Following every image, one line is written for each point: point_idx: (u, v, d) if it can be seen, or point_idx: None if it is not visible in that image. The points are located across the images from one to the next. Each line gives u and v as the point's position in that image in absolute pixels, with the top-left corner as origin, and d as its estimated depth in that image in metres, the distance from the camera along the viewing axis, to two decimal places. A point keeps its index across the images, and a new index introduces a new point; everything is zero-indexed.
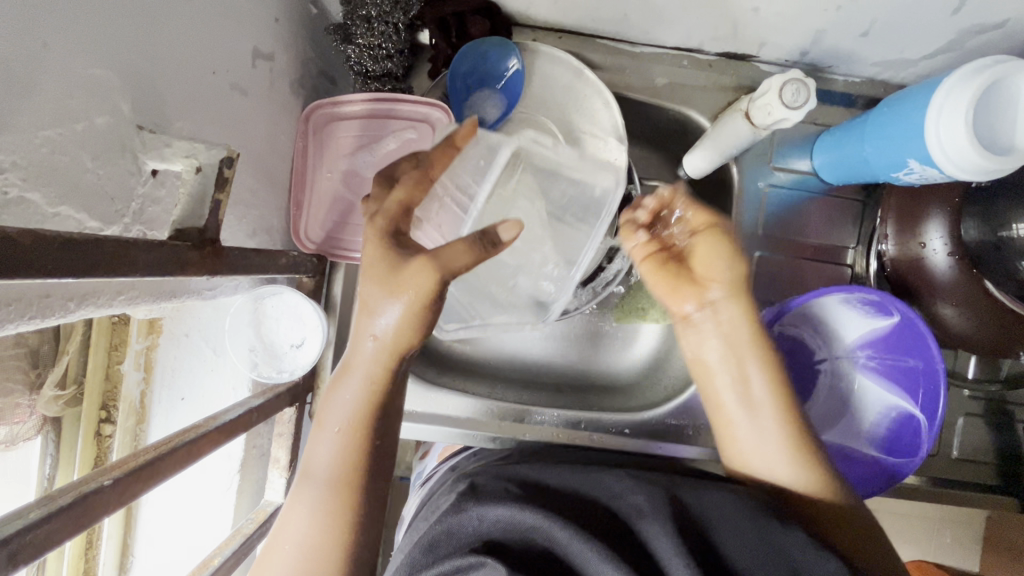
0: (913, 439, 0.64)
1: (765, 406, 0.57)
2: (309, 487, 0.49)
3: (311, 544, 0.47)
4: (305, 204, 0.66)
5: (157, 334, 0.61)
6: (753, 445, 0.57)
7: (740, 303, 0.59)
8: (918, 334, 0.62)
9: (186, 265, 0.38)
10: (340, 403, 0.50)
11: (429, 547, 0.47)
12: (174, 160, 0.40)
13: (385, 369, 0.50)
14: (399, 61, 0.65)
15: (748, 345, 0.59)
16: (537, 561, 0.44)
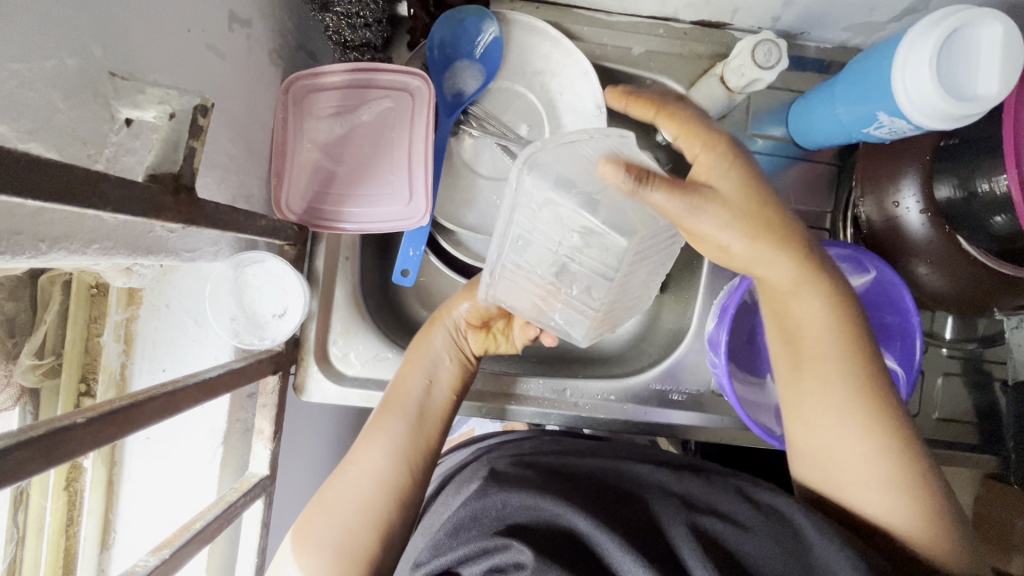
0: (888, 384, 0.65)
1: (828, 377, 0.52)
2: (394, 423, 0.58)
3: (366, 495, 0.53)
4: (285, 175, 0.66)
5: (137, 305, 0.61)
6: (808, 417, 0.53)
7: (790, 256, 0.48)
8: (897, 288, 0.62)
9: (161, 209, 0.38)
10: (420, 373, 0.62)
11: (454, 531, 0.51)
12: (147, 108, 0.40)
13: (455, 349, 0.64)
14: (377, 31, 0.66)
15: (800, 296, 0.51)
16: (560, 544, 0.47)
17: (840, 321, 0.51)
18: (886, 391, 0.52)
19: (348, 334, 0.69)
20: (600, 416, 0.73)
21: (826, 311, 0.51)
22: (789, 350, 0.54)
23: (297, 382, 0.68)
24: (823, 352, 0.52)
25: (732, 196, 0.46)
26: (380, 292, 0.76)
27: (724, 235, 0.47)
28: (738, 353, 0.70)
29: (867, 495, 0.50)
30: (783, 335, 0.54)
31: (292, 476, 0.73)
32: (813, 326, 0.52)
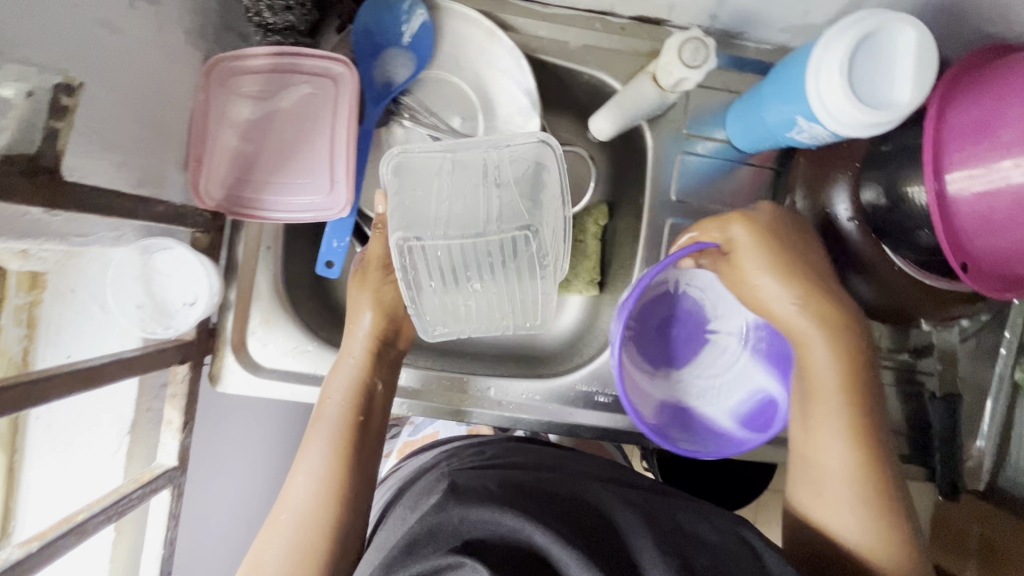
0: (762, 408, 0.63)
1: (831, 425, 0.52)
2: (321, 428, 0.60)
3: (308, 514, 0.55)
4: (204, 159, 0.65)
5: (41, 290, 0.59)
6: (803, 458, 0.55)
7: (804, 289, 0.52)
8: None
9: (11, 192, 0.37)
10: (335, 387, 0.63)
11: (409, 548, 0.48)
12: (1, 82, 0.37)
13: (368, 350, 0.64)
14: (300, 15, 0.63)
15: (814, 348, 0.52)
16: (517, 561, 0.45)
17: (849, 367, 0.52)
18: (886, 445, 0.52)
19: (267, 324, 0.68)
20: (522, 415, 0.72)
21: (837, 361, 0.52)
22: (802, 393, 0.55)
23: (213, 372, 0.67)
24: (831, 400, 0.52)
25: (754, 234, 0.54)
26: (309, 282, 0.74)
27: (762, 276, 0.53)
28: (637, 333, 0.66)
29: (837, 530, 0.51)
30: (799, 380, 0.55)
31: (212, 468, 0.72)
32: (821, 373, 0.53)
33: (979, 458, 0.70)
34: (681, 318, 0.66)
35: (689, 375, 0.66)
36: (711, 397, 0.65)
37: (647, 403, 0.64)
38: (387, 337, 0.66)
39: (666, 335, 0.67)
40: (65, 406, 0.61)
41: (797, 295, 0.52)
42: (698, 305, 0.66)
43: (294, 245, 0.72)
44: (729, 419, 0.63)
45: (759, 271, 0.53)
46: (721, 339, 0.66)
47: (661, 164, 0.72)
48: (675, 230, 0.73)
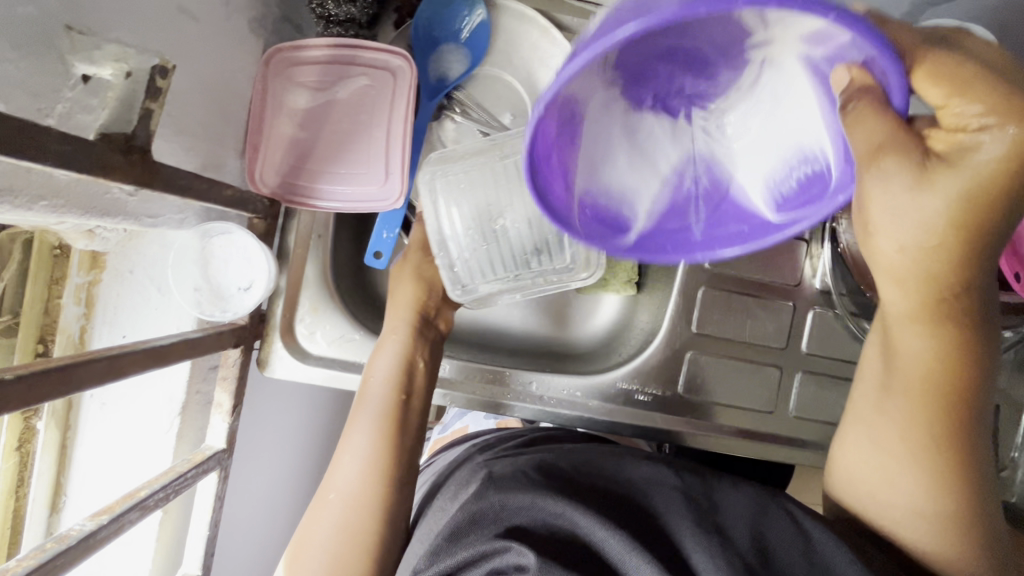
0: (616, 210, 0.50)
1: (907, 412, 0.49)
2: (363, 414, 0.60)
3: (357, 491, 0.57)
4: (261, 147, 0.65)
5: (100, 270, 0.60)
6: (867, 438, 0.53)
7: (952, 256, 0.40)
8: (746, 236, 0.50)
9: (110, 169, 0.37)
10: (375, 369, 0.62)
11: (453, 536, 0.51)
12: (103, 64, 0.39)
13: (408, 327, 0.63)
14: (362, 7, 0.65)
15: (904, 329, 0.46)
16: (561, 544, 0.48)
17: (958, 357, 0.46)
18: (968, 438, 0.48)
19: (316, 312, 0.69)
20: (563, 410, 0.73)
21: (936, 347, 0.46)
22: (883, 369, 0.51)
23: (261, 357, 0.68)
24: (912, 384, 0.48)
25: (978, 163, 0.37)
26: (354, 272, 0.74)
27: (907, 231, 0.40)
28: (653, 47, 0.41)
29: (881, 504, 0.52)
30: (884, 350, 0.50)
31: (252, 454, 0.72)
32: (910, 357, 0.47)
33: (1015, 467, 0.70)
34: (698, 94, 0.45)
35: (611, 138, 0.47)
36: (600, 168, 0.48)
37: (588, 80, 0.41)
38: (426, 317, 0.65)
39: (653, 95, 0.45)
40: (120, 385, 0.62)
41: (935, 265, 0.41)
42: (722, 86, 0.44)
43: (342, 234, 0.72)
44: (585, 176, 0.47)
45: (901, 193, 0.38)
46: (642, 150, 0.49)
47: None
48: None
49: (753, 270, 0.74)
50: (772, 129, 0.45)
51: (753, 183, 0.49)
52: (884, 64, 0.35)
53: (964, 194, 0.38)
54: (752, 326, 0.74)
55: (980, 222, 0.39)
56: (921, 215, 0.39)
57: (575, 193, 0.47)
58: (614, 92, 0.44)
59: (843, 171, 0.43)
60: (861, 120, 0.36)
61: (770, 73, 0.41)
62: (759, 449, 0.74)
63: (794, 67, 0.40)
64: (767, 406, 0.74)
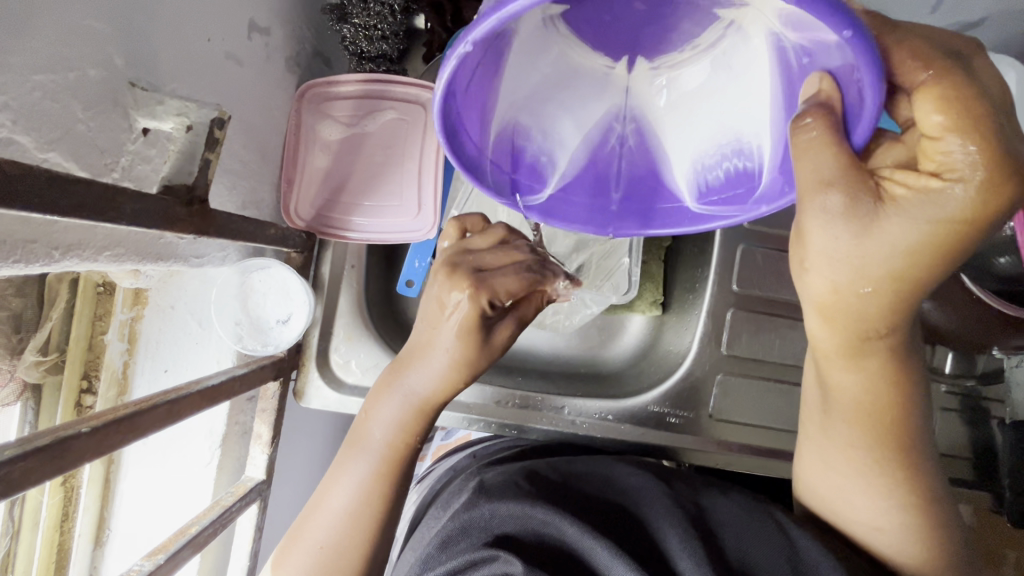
0: (527, 157, 0.51)
1: (850, 436, 0.48)
2: (359, 457, 0.51)
3: (348, 518, 0.50)
4: (296, 181, 0.66)
5: (143, 306, 0.61)
6: (817, 457, 0.52)
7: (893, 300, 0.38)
8: (660, 215, 0.54)
9: (174, 220, 0.38)
10: (379, 418, 0.51)
11: (443, 544, 0.52)
12: (165, 119, 0.40)
13: (431, 394, 0.50)
14: (394, 43, 0.66)
15: (834, 367, 0.45)
16: (549, 553, 0.49)
17: (887, 390, 0.45)
18: (913, 458, 0.48)
19: (350, 341, 0.69)
20: (595, 434, 0.74)
21: (865, 383, 0.45)
22: (821, 397, 0.50)
23: (298, 388, 0.68)
24: (847, 411, 0.48)
25: (918, 235, 0.35)
26: (386, 300, 0.75)
27: (843, 271, 0.38)
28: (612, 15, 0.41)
29: (842, 514, 0.51)
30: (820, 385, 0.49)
31: (285, 482, 0.73)
32: (845, 391, 0.46)
33: None
34: (653, 47, 0.44)
35: (553, 95, 0.48)
36: (532, 116, 0.48)
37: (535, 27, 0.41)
38: (441, 398, 0.51)
39: (614, 45, 0.44)
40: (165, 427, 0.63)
41: (870, 304, 0.39)
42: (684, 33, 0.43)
43: (373, 264, 0.73)
44: (496, 124, 0.47)
45: (841, 235, 0.36)
46: (580, 114, 0.50)
47: None
48: (745, 254, 0.74)
49: (780, 288, 0.74)
50: (711, 99, 0.47)
51: (680, 164, 0.52)
52: (870, 88, 0.35)
53: (898, 251, 0.36)
54: (782, 346, 0.74)
55: (907, 277, 0.37)
56: (862, 257, 0.36)
57: (488, 138, 0.47)
58: (563, 30, 0.43)
59: (772, 181, 0.47)
60: (809, 148, 0.36)
61: (729, 41, 0.42)
62: (792, 468, 0.74)
63: (762, 42, 0.41)
64: (797, 426, 0.74)
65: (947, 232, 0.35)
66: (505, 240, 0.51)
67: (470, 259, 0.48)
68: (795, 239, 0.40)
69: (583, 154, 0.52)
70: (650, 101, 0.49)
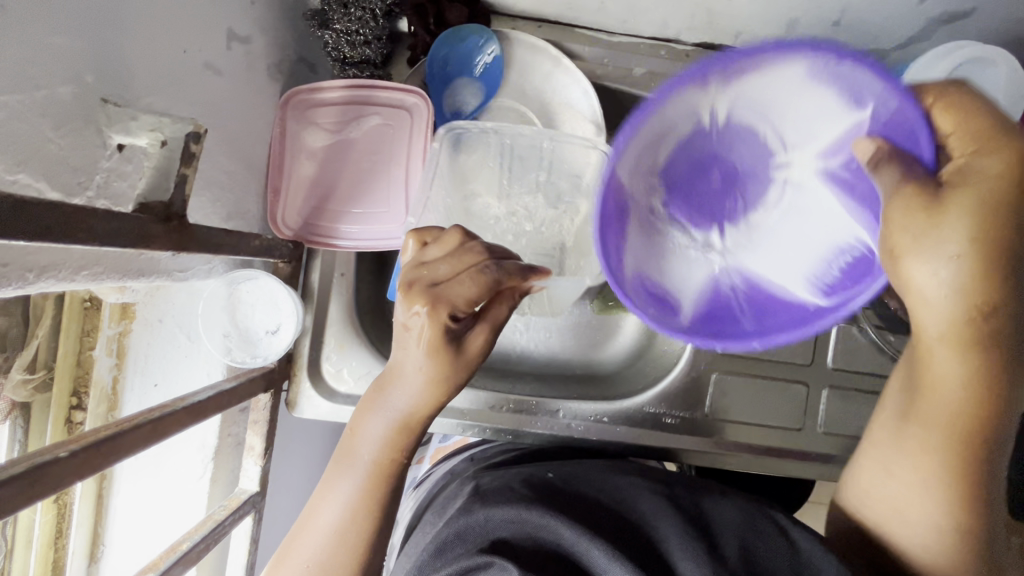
0: (663, 301, 0.54)
1: (937, 436, 0.43)
2: (348, 471, 0.51)
3: (337, 532, 0.50)
4: (282, 190, 0.66)
5: (130, 320, 0.61)
6: (884, 463, 0.46)
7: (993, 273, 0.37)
8: (777, 323, 0.50)
9: (150, 238, 0.38)
10: (365, 433, 0.51)
11: (438, 550, 0.50)
12: (138, 134, 0.39)
13: (411, 410, 0.50)
14: (377, 48, 0.65)
15: (939, 350, 0.41)
16: (546, 558, 0.48)
17: (978, 399, 0.41)
18: (990, 474, 0.43)
19: (342, 350, 0.69)
20: (590, 437, 0.74)
21: (966, 376, 0.41)
22: (906, 396, 0.45)
23: (290, 398, 0.68)
24: (935, 408, 0.43)
25: (984, 201, 0.37)
26: (378, 306, 0.75)
27: (945, 250, 0.37)
28: (698, 179, 0.56)
29: (898, 533, 0.45)
30: (909, 379, 0.45)
31: (281, 492, 0.72)
32: (942, 381, 0.41)
33: None
34: (728, 215, 0.56)
35: (655, 246, 0.56)
36: (657, 261, 0.56)
37: (659, 206, 0.56)
38: (423, 414, 0.50)
39: (703, 214, 0.57)
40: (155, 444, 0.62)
41: (973, 274, 0.38)
42: (755, 197, 0.55)
43: (364, 271, 0.72)
44: (631, 268, 0.53)
45: (924, 209, 0.38)
46: (688, 254, 0.57)
47: None
48: None
49: None
50: (783, 230, 0.54)
51: (793, 282, 0.52)
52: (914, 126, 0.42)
53: (991, 216, 0.37)
54: None
55: (999, 246, 0.37)
56: (957, 230, 0.37)
57: (627, 272, 0.53)
58: (661, 214, 0.57)
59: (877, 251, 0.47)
60: (882, 173, 0.41)
61: (791, 194, 0.53)
62: (791, 466, 0.73)
63: (815, 182, 0.52)
64: (795, 424, 0.73)
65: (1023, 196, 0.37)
66: (462, 244, 0.49)
67: (424, 274, 0.47)
68: (886, 262, 0.41)
69: (700, 302, 0.56)
70: (752, 251, 0.55)
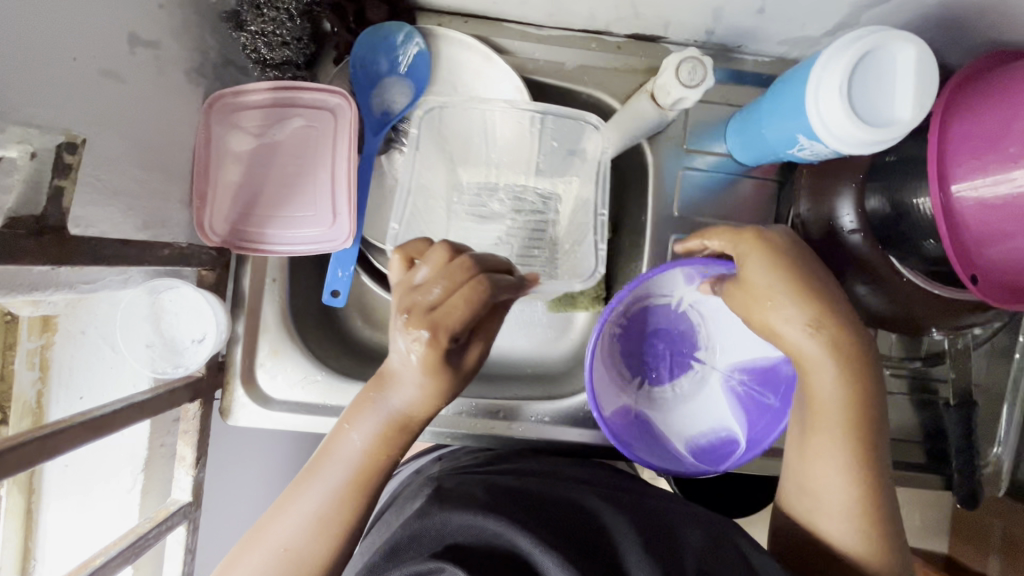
0: (716, 446, 0.64)
1: (835, 454, 0.50)
2: (330, 470, 0.48)
3: (300, 550, 0.47)
4: (208, 195, 0.65)
5: (53, 332, 0.60)
6: (808, 477, 0.52)
7: (825, 317, 0.49)
8: (784, 387, 0.61)
9: (19, 254, 0.38)
10: (361, 430, 0.48)
11: (392, 553, 0.49)
12: (7, 146, 0.39)
13: (408, 414, 0.48)
14: (298, 48, 0.64)
15: (820, 371, 0.50)
16: (498, 566, 0.46)
17: (858, 406, 0.50)
18: (882, 470, 0.51)
19: (276, 356, 0.68)
20: (532, 437, 0.73)
21: (842, 394, 0.50)
22: (802, 417, 0.53)
23: (224, 406, 0.67)
24: (831, 425, 0.50)
25: (784, 272, 0.51)
26: (316, 310, 0.74)
27: (782, 304, 0.50)
28: (648, 353, 0.68)
29: (837, 540, 0.50)
30: (802, 400, 0.53)
31: (222, 501, 0.71)
32: (828, 402, 0.50)
33: (997, 464, 0.69)
34: (680, 357, 0.68)
35: (687, 414, 0.66)
36: (694, 425, 0.66)
37: (638, 394, 0.67)
38: (419, 419, 0.49)
39: (675, 370, 0.68)
40: (84, 447, 0.62)
41: (823, 318, 0.49)
42: (688, 332, 0.68)
43: (298, 276, 0.72)
44: (685, 448, 0.64)
45: (772, 275, 0.51)
46: (698, 399, 0.67)
47: (663, 181, 0.71)
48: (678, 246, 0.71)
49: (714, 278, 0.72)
50: (734, 337, 0.65)
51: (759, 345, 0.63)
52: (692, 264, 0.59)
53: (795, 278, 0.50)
54: None
55: (813, 291, 0.50)
56: (778, 283, 0.51)
57: (685, 455, 0.64)
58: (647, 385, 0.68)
59: None
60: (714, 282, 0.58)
61: (702, 310, 0.66)
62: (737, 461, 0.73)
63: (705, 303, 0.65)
64: None
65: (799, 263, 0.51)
66: (451, 259, 0.47)
67: (419, 299, 0.45)
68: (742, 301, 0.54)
69: (744, 416, 0.64)
70: (727, 361, 0.66)
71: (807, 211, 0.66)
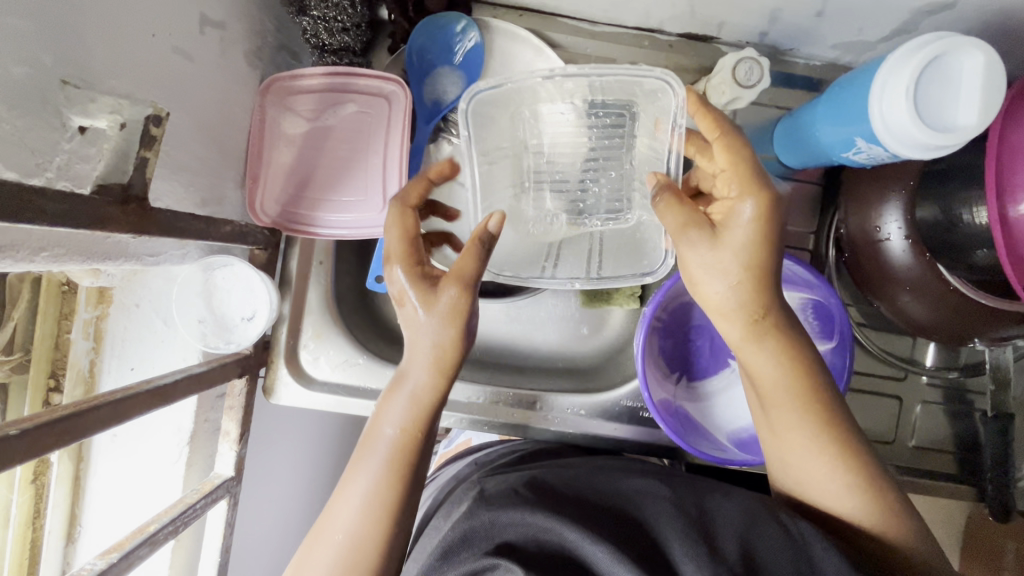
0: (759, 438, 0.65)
1: (798, 421, 0.52)
2: (372, 459, 0.49)
3: (356, 532, 0.47)
4: (261, 177, 0.66)
5: (107, 304, 0.61)
6: (786, 453, 0.53)
7: (742, 291, 0.51)
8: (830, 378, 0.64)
9: (106, 221, 0.38)
10: (388, 417, 0.50)
11: (444, 555, 0.50)
12: (100, 117, 0.41)
13: (433, 373, 0.49)
14: (356, 35, 0.65)
15: (751, 350, 0.53)
16: (549, 562, 0.47)
17: (796, 372, 0.52)
18: (842, 423, 0.52)
19: (319, 338, 0.69)
20: (567, 429, 0.74)
21: (782, 364, 0.52)
22: (758, 399, 0.55)
23: (268, 385, 0.68)
24: (781, 398, 0.52)
25: (742, 235, 0.50)
26: (358, 294, 0.75)
27: (714, 277, 0.51)
28: (691, 349, 0.69)
29: (839, 510, 0.51)
30: (749, 382, 0.56)
31: (260, 479, 0.73)
32: (770, 377, 0.52)
33: None
34: (720, 351, 0.69)
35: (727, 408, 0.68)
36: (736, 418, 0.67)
37: (680, 388, 0.68)
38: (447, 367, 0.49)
39: (715, 364, 0.69)
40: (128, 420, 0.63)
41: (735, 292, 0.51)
42: None
43: (343, 260, 0.73)
44: (727, 440, 0.66)
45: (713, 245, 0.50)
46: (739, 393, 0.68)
47: None
48: None
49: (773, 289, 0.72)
50: None
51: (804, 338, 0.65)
52: None
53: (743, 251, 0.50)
54: None
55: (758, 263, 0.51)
56: (723, 262, 0.51)
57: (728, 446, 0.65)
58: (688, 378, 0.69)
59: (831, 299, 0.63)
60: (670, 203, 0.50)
61: None
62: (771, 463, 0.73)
63: None
64: None
65: (770, 223, 0.49)
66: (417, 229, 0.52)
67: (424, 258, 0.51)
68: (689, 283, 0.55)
69: None
70: None
71: (853, 222, 0.66)
